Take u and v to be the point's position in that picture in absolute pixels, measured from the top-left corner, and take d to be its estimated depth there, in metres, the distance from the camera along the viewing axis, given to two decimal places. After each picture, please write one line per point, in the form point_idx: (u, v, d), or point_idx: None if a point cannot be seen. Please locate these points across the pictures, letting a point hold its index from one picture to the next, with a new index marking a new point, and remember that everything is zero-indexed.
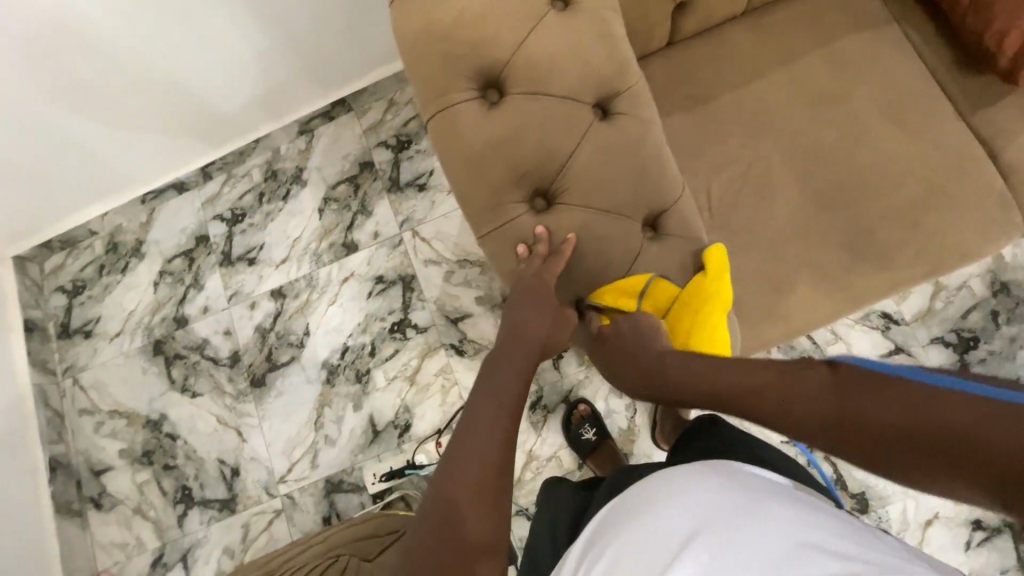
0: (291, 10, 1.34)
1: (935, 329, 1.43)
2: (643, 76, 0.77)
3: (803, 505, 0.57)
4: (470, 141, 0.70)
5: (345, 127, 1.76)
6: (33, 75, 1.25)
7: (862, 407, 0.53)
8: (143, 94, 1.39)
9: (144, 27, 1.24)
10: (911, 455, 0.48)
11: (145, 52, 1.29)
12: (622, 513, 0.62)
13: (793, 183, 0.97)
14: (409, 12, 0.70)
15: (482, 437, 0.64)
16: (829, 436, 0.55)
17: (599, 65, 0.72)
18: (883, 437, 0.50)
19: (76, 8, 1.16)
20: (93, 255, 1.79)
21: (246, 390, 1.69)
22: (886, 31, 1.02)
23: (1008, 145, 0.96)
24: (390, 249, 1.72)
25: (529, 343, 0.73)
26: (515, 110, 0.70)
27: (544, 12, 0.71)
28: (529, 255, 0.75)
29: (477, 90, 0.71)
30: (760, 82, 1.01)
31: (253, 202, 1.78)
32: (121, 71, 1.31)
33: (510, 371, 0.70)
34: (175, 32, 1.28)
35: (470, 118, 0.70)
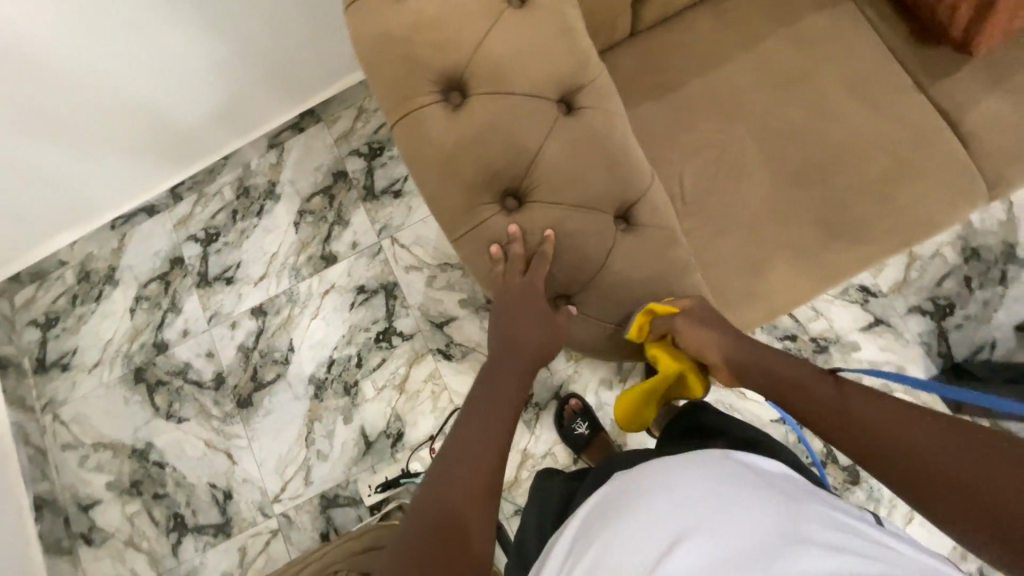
0: (250, 21, 1.32)
1: (912, 298, 1.46)
2: (604, 69, 0.77)
3: (792, 490, 0.59)
4: (437, 144, 0.69)
5: (315, 138, 1.74)
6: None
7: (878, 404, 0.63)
8: (105, 115, 1.36)
9: (98, 47, 1.21)
10: (893, 446, 0.58)
11: (101, 70, 1.25)
12: (610, 507, 0.61)
13: (764, 165, 0.98)
14: (366, 17, 0.69)
15: (479, 445, 0.66)
16: (832, 413, 0.65)
17: (559, 61, 0.72)
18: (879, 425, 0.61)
19: (26, 34, 1.12)
20: (65, 285, 1.75)
21: (233, 411, 1.66)
22: (843, 10, 1.04)
23: (967, 115, 0.98)
24: (369, 258, 1.70)
25: (527, 352, 0.75)
26: (478, 111, 0.69)
27: (502, 9, 0.70)
28: (508, 261, 0.73)
29: (441, 93, 0.70)
30: (724, 67, 1.02)
31: (226, 220, 1.75)
32: (80, 95, 1.28)
33: (505, 378, 0.73)
34: (134, 53, 1.25)
35: (435, 120, 0.69)
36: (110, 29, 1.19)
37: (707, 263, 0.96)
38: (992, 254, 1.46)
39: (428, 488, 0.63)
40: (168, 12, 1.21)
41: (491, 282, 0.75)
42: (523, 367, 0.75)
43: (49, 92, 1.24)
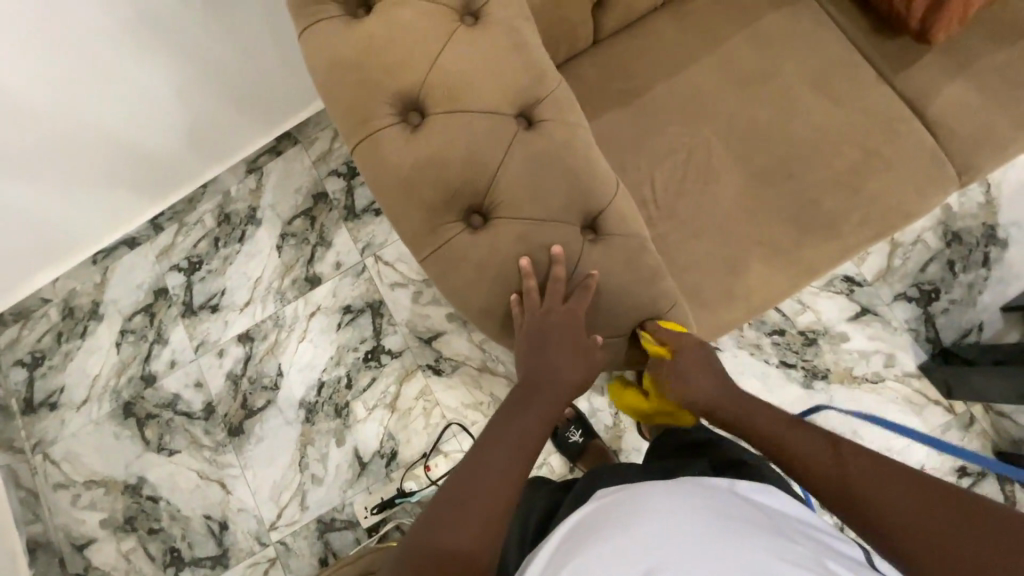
0: (217, 51, 1.31)
1: (897, 285, 1.46)
2: (563, 81, 0.77)
3: (777, 529, 0.57)
4: (397, 165, 0.69)
5: (293, 161, 1.74)
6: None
7: (870, 462, 0.65)
8: (77, 150, 1.36)
9: (61, 85, 1.20)
10: (878, 504, 0.62)
11: (67, 107, 1.25)
12: (591, 532, 0.59)
13: (735, 165, 0.98)
14: (320, 44, 0.69)
15: (496, 480, 0.65)
16: (826, 463, 0.68)
17: (516, 75, 0.71)
18: (866, 482, 0.64)
19: None
20: (49, 323, 1.73)
21: (225, 440, 1.64)
22: (803, 5, 1.04)
23: (932, 102, 0.98)
24: (354, 277, 1.69)
25: (561, 387, 0.75)
26: (437, 131, 0.69)
27: (453, 27, 0.70)
28: (551, 283, 0.73)
29: (402, 114, 0.70)
30: (689, 68, 1.02)
31: (208, 248, 1.74)
32: (50, 133, 1.28)
33: (535, 411, 0.73)
34: (99, 86, 1.24)
35: (395, 143, 0.69)
36: (72, 69, 1.18)
37: (683, 266, 0.95)
38: (974, 237, 1.46)
39: (431, 519, 0.62)
40: (134, 47, 1.21)
41: (510, 299, 0.73)
42: (556, 402, 0.75)
43: (15, 132, 1.24)
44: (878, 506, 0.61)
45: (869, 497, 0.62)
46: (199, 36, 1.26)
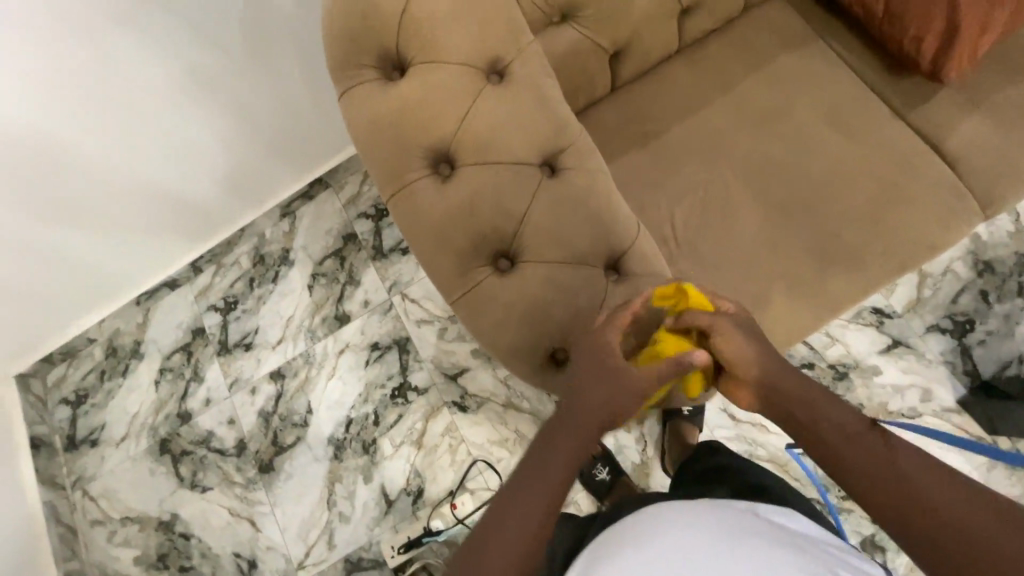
0: (258, 106, 1.41)
1: (929, 316, 1.43)
2: (583, 130, 0.81)
3: (795, 544, 0.60)
4: (430, 214, 0.73)
5: (325, 204, 1.83)
6: (17, 201, 1.30)
7: (924, 464, 0.58)
8: (126, 198, 1.45)
9: (115, 142, 1.31)
10: (935, 518, 0.55)
11: (121, 160, 1.36)
12: (618, 545, 0.62)
13: (753, 203, 1.00)
14: (359, 105, 0.75)
15: (518, 525, 0.61)
16: (873, 465, 0.60)
17: (539, 128, 0.76)
18: (920, 492, 0.56)
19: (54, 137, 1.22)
20: (93, 362, 1.82)
21: (256, 477, 1.68)
22: (815, 47, 1.07)
23: (948, 137, 1.00)
24: (382, 315, 1.74)
25: (596, 415, 0.67)
26: (466, 181, 0.74)
27: (480, 85, 0.76)
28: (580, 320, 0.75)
29: (436, 166, 0.75)
30: (703, 111, 1.06)
31: (244, 289, 1.82)
32: (104, 184, 1.39)
33: (565, 443, 0.66)
34: (147, 142, 1.35)
35: (428, 193, 0.74)
36: (127, 125, 1.29)
37: None
38: (1006, 266, 1.43)
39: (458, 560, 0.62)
40: (183, 107, 1.32)
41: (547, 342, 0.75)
42: (591, 434, 0.67)
43: (73, 184, 1.35)
44: (932, 518, 0.55)
45: (928, 508, 0.55)
46: (244, 92, 1.36)
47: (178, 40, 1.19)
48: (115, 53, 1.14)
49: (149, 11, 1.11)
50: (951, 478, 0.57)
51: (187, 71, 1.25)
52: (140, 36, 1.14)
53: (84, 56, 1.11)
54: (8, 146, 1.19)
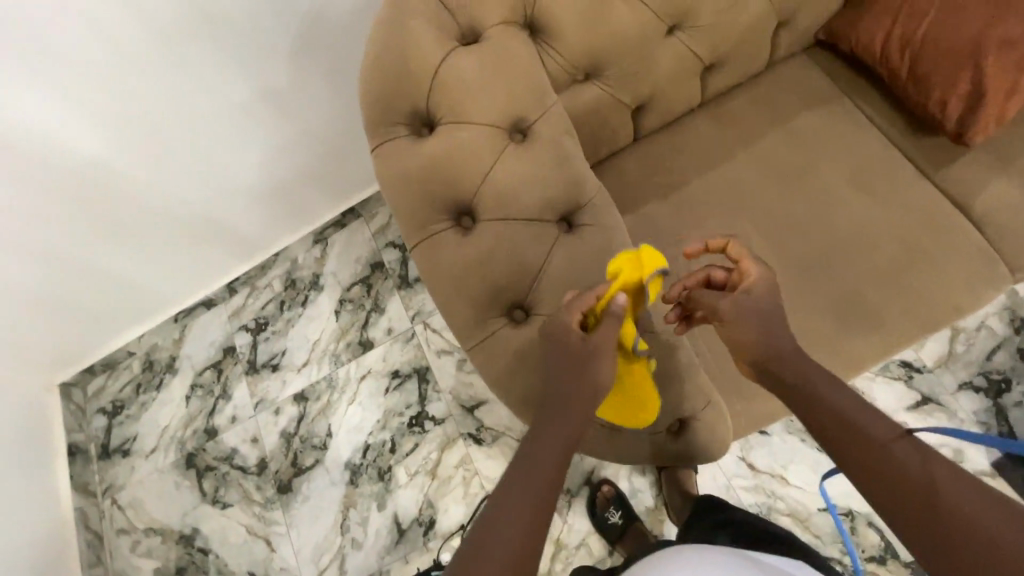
0: (296, 140, 1.50)
1: (961, 373, 1.38)
2: (602, 187, 0.84)
3: None
4: (449, 265, 0.77)
5: (356, 233, 1.90)
6: (73, 222, 1.41)
7: (915, 453, 0.58)
8: (171, 222, 1.55)
9: (165, 171, 1.41)
10: (925, 507, 0.55)
11: (169, 188, 1.45)
12: None
13: (771, 257, 1.01)
14: (389, 158, 0.80)
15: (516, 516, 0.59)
16: (864, 453, 0.60)
17: (558, 186, 0.79)
18: (912, 482, 0.57)
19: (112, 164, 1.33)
20: (131, 374, 1.91)
21: (274, 497, 1.72)
22: (838, 104, 1.08)
23: (976, 200, 0.98)
24: (403, 343, 1.79)
25: (583, 399, 0.67)
26: (486, 235, 0.77)
27: (503, 145, 0.79)
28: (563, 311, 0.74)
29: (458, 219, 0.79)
30: (723, 164, 1.08)
31: (275, 311, 1.90)
32: (152, 209, 1.49)
33: (555, 428, 0.65)
34: (194, 172, 1.44)
35: (449, 245, 0.78)
36: (178, 156, 1.39)
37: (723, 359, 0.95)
38: None
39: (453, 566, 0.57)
40: (231, 139, 1.42)
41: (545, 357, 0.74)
42: (579, 419, 0.66)
43: (126, 208, 1.45)
44: (921, 506, 0.55)
45: (918, 497, 0.56)
46: (285, 128, 1.46)
47: (226, 78, 1.28)
48: (170, 89, 1.24)
49: (205, 52, 1.22)
50: (941, 465, 0.57)
51: (232, 108, 1.35)
52: (194, 73, 1.24)
53: (139, 90, 1.22)
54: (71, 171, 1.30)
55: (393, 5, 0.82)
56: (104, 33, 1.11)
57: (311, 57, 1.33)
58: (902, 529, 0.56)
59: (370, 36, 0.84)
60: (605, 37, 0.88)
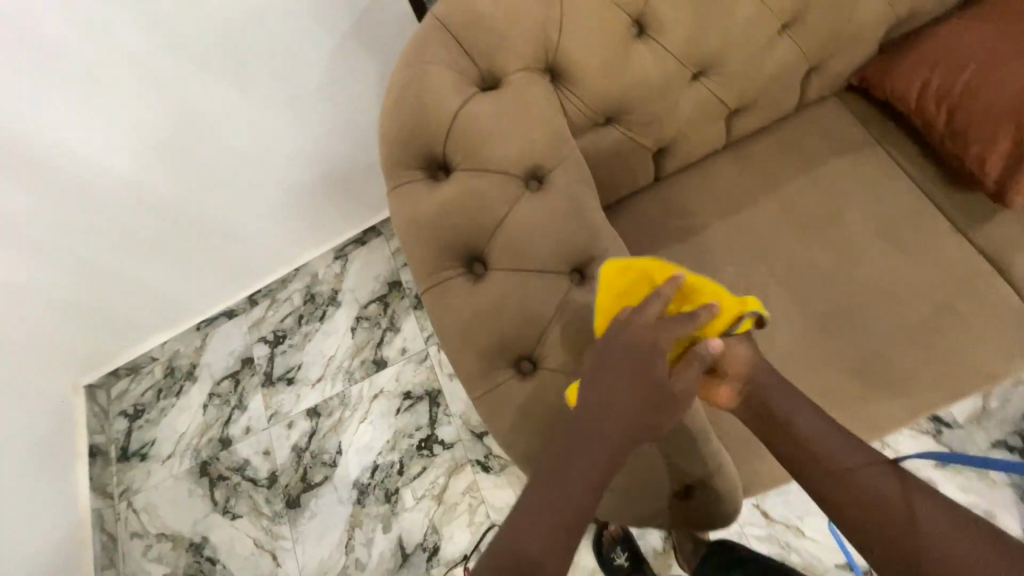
0: (319, 158, 1.53)
1: (995, 431, 1.31)
2: (617, 237, 0.82)
3: None
4: (459, 313, 0.77)
5: (376, 251, 1.92)
6: (102, 233, 1.45)
7: (887, 479, 0.67)
8: (195, 237, 1.58)
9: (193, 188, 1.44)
10: (897, 531, 0.63)
11: (196, 204, 1.49)
12: None
13: (792, 310, 0.97)
14: (404, 201, 0.81)
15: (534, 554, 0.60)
16: (840, 479, 0.68)
17: (571, 237, 0.78)
18: (886, 507, 0.65)
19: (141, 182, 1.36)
20: (153, 379, 1.96)
21: (282, 511, 1.73)
22: (869, 152, 1.05)
23: (1014, 260, 0.94)
24: (416, 364, 1.80)
25: (612, 435, 0.65)
26: (497, 285, 0.77)
27: (518, 193, 0.79)
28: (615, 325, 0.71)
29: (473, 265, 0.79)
30: (745, 210, 1.05)
31: (293, 324, 1.92)
32: (179, 224, 1.52)
33: (582, 463, 0.64)
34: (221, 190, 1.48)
35: (460, 292, 0.77)
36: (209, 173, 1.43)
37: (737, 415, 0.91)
38: None
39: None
40: (256, 158, 1.45)
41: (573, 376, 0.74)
42: (607, 454, 0.65)
43: (153, 223, 1.49)
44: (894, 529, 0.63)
45: (889, 520, 0.64)
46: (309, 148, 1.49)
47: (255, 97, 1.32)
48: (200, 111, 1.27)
49: (235, 71, 1.26)
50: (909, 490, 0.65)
51: (260, 127, 1.38)
52: (224, 91, 1.28)
53: (173, 108, 1.26)
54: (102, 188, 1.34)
55: (415, 49, 0.83)
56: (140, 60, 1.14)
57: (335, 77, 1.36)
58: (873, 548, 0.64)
59: (391, 79, 0.84)
60: (626, 84, 0.87)
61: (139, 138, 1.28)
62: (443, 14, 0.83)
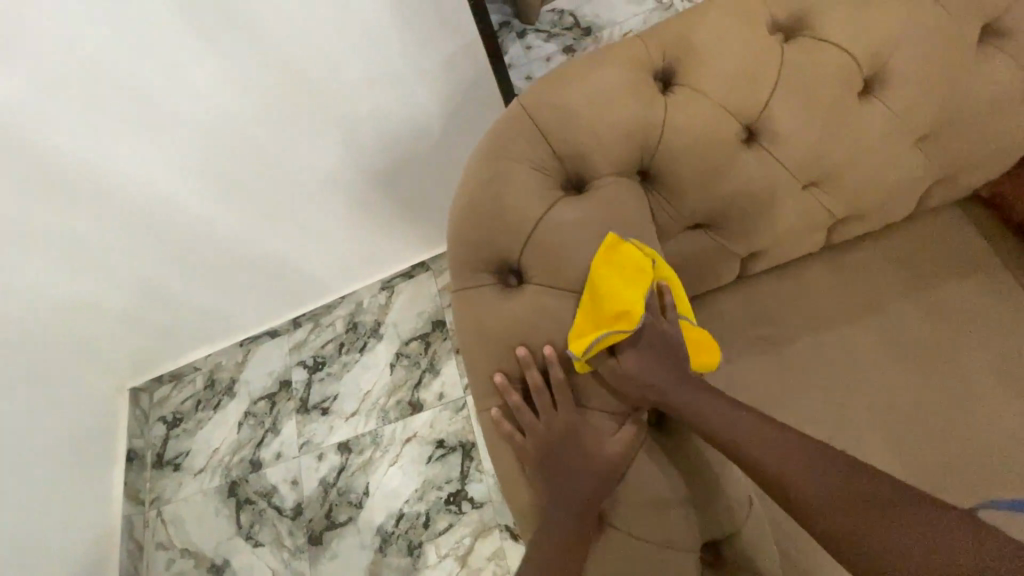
0: (380, 202, 1.41)
1: None
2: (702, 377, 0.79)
3: None
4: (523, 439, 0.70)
5: (423, 286, 1.86)
6: (154, 256, 1.39)
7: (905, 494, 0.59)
8: (242, 263, 1.48)
9: (248, 222, 1.36)
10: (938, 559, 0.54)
11: (247, 235, 1.40)
12: None
13: (887, 455, 0.86)
14: (467, 306, 0.75)
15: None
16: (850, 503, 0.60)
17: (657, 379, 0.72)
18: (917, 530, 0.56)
19: (196, 212, 1.29)
20: (194, 389, 1.91)
21: (304, 546, 1.69)
22: (991, 279, 0.92)
23: None
24: (453, 412, 1.73)
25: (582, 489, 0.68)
26: (563, 422, 0.71)
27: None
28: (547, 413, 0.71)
29: (520, 361, 0.72)
30: (841, 328, 0.94)
31: (333, 351, 1.88)
32: (228, 255, 1.45)
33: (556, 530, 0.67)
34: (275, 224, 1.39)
35: (525, 420, 0.71)
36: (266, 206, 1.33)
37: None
38: None
39: None
40: (313, 200, 1.34)
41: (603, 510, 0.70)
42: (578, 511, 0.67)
43: (205, 250, 1.41)
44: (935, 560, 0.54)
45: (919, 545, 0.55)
46: (371, 194, 1.37)
47: (321, 137, 1.19)
48: (263, 150, 1.18)
49: (303, 113, 1.14)
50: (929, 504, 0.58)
51: (322, 169, 1.27)
52: (290, 138, 1.18)
53: (237, 149, 1.16)
54: (161, 213, 1.27)
55: (497, 139, 0.76)
56: (211, 98, 1.05)
57: (407, 119, 1.22)
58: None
59: (467, 167, 0.78)
60: (728, 193, 0.77)
61: (195, 166, 1.18)
62: (531, 102, 0.75)
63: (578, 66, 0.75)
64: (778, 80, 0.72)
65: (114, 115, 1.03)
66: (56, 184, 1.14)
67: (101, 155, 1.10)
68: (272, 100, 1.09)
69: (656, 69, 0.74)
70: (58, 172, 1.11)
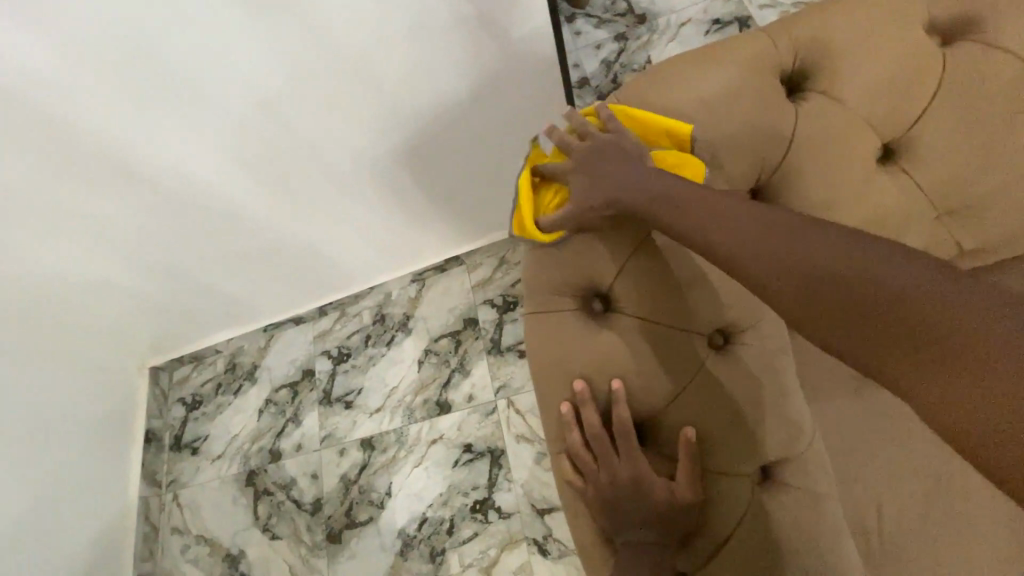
0: (411, 186, 1.30)
1: None
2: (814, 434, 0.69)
3: None
4: (610, 485, 0.62)
5: (454, 280, 1.71)
6: (180, 235, 1.30)
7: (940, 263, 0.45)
8: (268, 248, 1.41)
9: (278, 205, 1.27)
10: (984, 334, 0.39)
11: (276, 217, 1.31)
12: None
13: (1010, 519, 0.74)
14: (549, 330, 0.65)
15: None
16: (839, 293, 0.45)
17: (770, 435, 0.64)
18: (977, 308, 0.40)
19: (227, 193, 1.20)
20: (214, 371, 1.84)
21: (322, 543, 1.58)
22: None
23: None
24: (482, 416, 1.58)
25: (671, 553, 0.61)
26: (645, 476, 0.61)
27: (697, 367, 0.64)
28: (609, 456, 0.62)
29: (576, 399, 0.63)
30: None
31: (359, 343, 1.75)
32: (255, 237, 1.36)
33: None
34: (304, 206, 1.30)
35: (587, 463, 0.63)
36: (290, 188, 1.23)
37: None
38: None
39: None
40: (348, 184, 1.25)
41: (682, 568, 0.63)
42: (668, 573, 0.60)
43: (234, 232, 1.33)
44: (915, 328, 0.41)
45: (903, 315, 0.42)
46: (409, 180, 1.28)
47: (361, 121, 1.09)
48: (299, 130, 1.08)
49: (323, 88, 1.01)
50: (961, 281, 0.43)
51: (362, 151, 1.16)
52: (329, 119, 1.08)
53: (275, 128, 1.06)
54: (192, 191, 1.18)
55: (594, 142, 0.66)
56: (248, 74, 0.95)
57: (440, 102, 1.09)
58: (938, 401, 0.39)
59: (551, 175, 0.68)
60: (859, 217, 0.66)
61: (220, 143, 1.07)
62: (633, 101, 0.65)
63: (689, 61, 0.64)
64: (934, 90, 0.63)
65: (143, 87, 0.93)
66: (83, 159, 1.05)
67: (131, 130, 1.00)
68: (293, 75, 0.97)
69: (787, 71, 0.64)
70: (72, 145, 1.01)
